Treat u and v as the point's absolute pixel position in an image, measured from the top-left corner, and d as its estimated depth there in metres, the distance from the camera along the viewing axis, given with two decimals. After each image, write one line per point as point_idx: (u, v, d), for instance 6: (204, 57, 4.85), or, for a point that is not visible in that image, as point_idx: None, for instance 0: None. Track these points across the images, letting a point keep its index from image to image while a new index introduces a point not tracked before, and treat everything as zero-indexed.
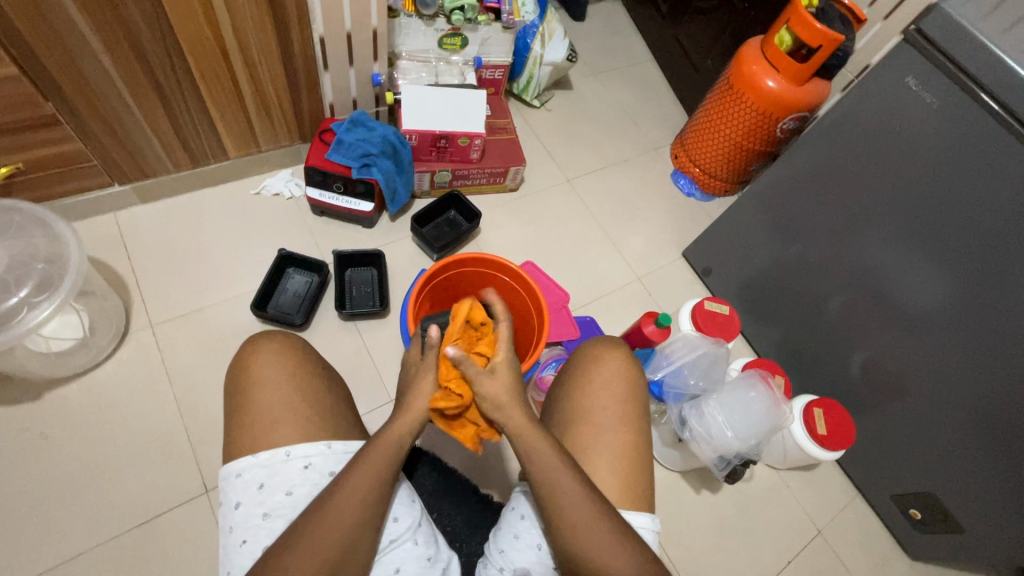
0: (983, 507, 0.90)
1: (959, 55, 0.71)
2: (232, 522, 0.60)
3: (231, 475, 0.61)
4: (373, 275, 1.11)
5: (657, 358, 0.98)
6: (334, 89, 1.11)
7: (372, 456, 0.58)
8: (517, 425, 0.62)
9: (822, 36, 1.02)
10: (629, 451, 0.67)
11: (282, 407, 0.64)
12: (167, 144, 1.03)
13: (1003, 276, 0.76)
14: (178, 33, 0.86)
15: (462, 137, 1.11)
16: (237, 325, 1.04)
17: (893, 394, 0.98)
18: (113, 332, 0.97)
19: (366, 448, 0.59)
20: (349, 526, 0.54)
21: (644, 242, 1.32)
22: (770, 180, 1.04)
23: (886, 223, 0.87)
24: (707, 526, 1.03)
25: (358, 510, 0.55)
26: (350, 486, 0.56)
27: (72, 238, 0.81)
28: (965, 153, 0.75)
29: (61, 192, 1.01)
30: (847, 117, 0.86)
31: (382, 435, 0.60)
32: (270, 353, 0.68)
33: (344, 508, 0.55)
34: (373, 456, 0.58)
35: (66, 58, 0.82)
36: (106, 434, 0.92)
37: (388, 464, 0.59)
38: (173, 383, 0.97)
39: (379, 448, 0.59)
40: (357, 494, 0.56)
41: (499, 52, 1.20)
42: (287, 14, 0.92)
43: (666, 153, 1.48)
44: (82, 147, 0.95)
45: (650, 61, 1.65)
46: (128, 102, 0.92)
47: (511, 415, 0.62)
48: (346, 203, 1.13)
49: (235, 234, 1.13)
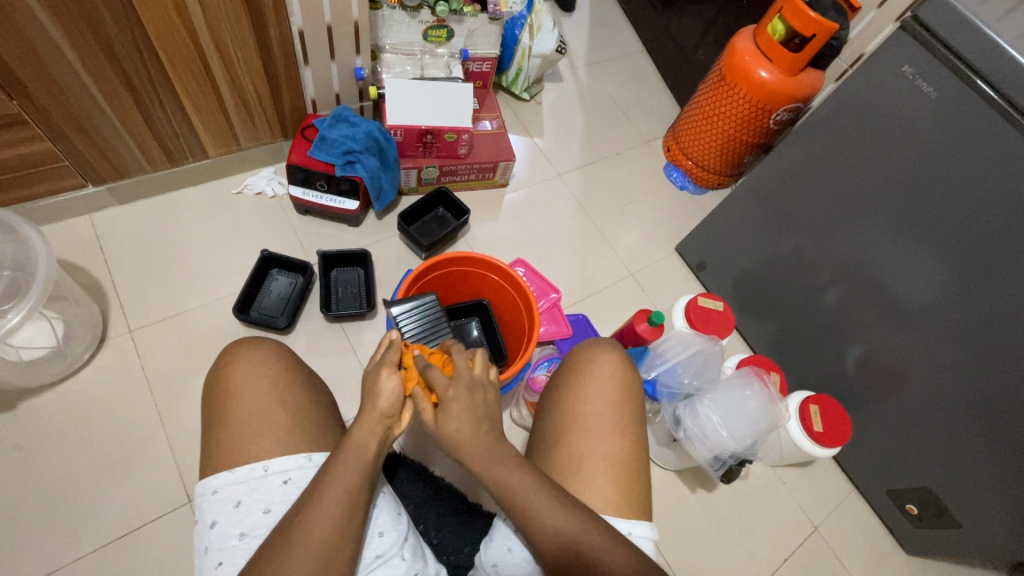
0: (981, 502, 0.89)
1: (956, 42, 0.69)
2: (206, 543, 0.57)
3: (206, 492, 0.59)
4: (360, 275, 1.08)
5: (650, 357, 0.95)
6: (316, 84, 1.08)
7: (342, 466, 0.55)
8: (474, 456, 0.58)
9: (815, 25, 1.00)
10: (624, 459, 0.65)
11: (259, 420, 0.62)
12: (142, 142, 0.99)
13: (1000, 268, 0.74)
14: (148, 25, 0.82)
15: (448, 133, 1.08)
16: (218, 330, 1.01)
17: (889, 389, 0.96)
18: (89, 338, 0.94)
19: (332, 459, 0.55)
20: (335, 546, 0.52)
21: (637, 237, 1.30)
22: (764, 172, 1.02)
23: (884, 216, 0.85)
24: (702, 526, 1.02)
25: (337, 537, 0.52)
26: (324, 507, 0.53)
27: (40, 242, 0.78)
28: (962, 143, 0.73)
29: (33, 194, 0.97)
30: (843, 107, 0.84)
31: (347, 440, 0.57)
32: (246, 362, 0.65)
33: (312, 532, 0.52)
34: (342, 464, 0.55)
35: (29, 54, 0.78)
36: (81, 445, 0.89)
37: (356, 473, 0.55)
38: (152, 390, 0.94)
39: (348, 455, 0.56)
40: (337, 511, 0.53)
41: (486, 44, 1.15)
42: (263, 8, 0.89)
43: (659, 145, 1.46)
44: (52, 148, 0.91)
45: (642, 52, 1.62)
46: (98, 99, 0.88)
47: (467, 449, 0.58)
48: (330, 202, 1.10)
49: (216, 235, 1.10)
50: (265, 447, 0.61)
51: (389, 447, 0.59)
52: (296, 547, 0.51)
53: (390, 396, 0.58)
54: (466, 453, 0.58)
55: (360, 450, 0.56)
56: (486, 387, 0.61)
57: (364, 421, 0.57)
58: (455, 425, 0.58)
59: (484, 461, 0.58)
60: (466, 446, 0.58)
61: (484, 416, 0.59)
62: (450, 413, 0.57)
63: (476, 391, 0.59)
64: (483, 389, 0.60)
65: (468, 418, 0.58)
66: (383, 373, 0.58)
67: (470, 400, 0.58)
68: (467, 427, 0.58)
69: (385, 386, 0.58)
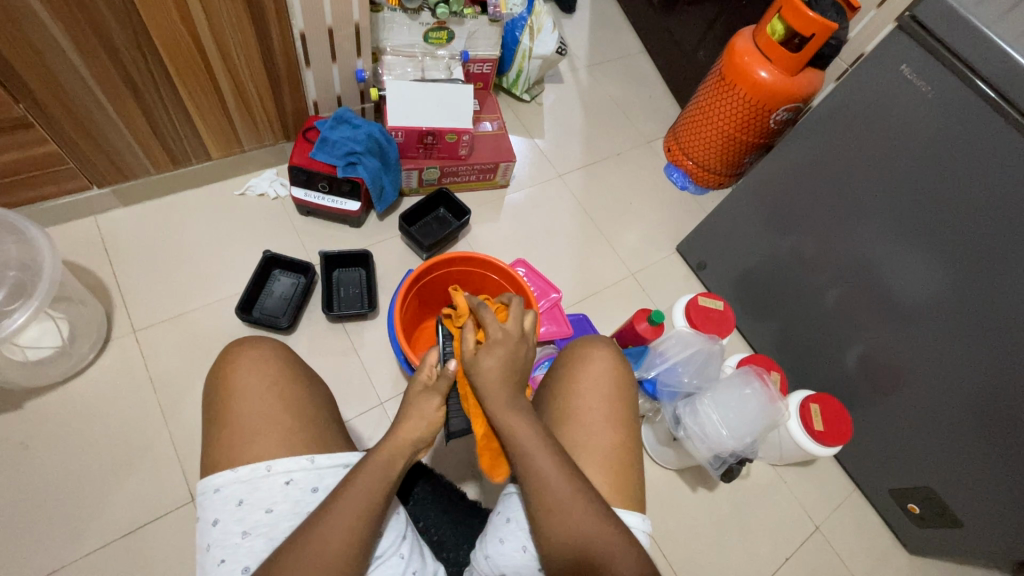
0: (982, 501, 0.88)
1: (953, 41, 0.69)
2: (209, 540, 0.58)
3: (209, 490, 0.59)
4: (361, 276, 1.09)
5: (650, 356, 0.96)
6: (318, 86, 1.09)
7: (363, 480, 0.56)
8: (498, 400, 0.62)
9: (814, 25, 1.00)
10: (618, 452, 0.65)
11: (260, 419, 0.62)
12: (145, 144, 1.00)
13: (998, 265, 0.74)
14: (152, 28, 0.83)
15: (449, 133, 1.09)
16: (221, 330, 1.02)
17: (890, 388, 0.96)
18: (94, 338, 0.95)
19: (355, 473, 0.57)
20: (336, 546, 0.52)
21: (637, 237, 1.30)
22: (764, 171, 1.02)
23: (884, 214, 0.85)
24: (703, 525, 1.02)
25: (338, 536, 0.53)
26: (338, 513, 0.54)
27: (44, 243, 0.79)
28: (960, 141, 0.73)
29: (38, 196, 0.99)
30: (841, 106, 0.85)
31: (375, 452, 0.60)
32: (249, 360, 0.66)
33: (323, 539, 0.52)
34: (362, 480, 0.56)
35: (34, 57, 0.79)
36: (86, 444, 0.90)
37: (378, 490, 0.56)
38: (155, 390, 0.95)
39: (367, 475, 0.57)
40: (342, 512, 0.54)
41: (486, 45, 1.16)
42: (265, 12, 0.90)
43: (659, 146, 1.47)
44: (57, 150, 0.92)
45: (642, 53, 1.63)
46: (102, 102, 0.89)
47: (495, 388, 0.62)
48: (331, 203, 1.11)
49: (219, 236, 1.11)
50: (267, 445, 0.61)
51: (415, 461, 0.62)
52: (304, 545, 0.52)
53: (434, 408, 0.65)
54: (492, 393, 0.62)
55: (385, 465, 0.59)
56: (526, 348, 0.68)
57: (403, 428, 0.63)
58: (489, 363, 0.64)
59: (502, 404, 0.61)
60: (491, 382, 0.62)
61: (517, 367, 0.65)
62: (487, 352, 0.64)
63: (511, 344, 0.66)
64: (518, 345, 0.67)
65: (503, 360, 0.64)
66: (428, 395, 0.66)
67: (510, 346, 0.65)
68: (500, 365, 0.64)
69: (429, 409, 0.65)
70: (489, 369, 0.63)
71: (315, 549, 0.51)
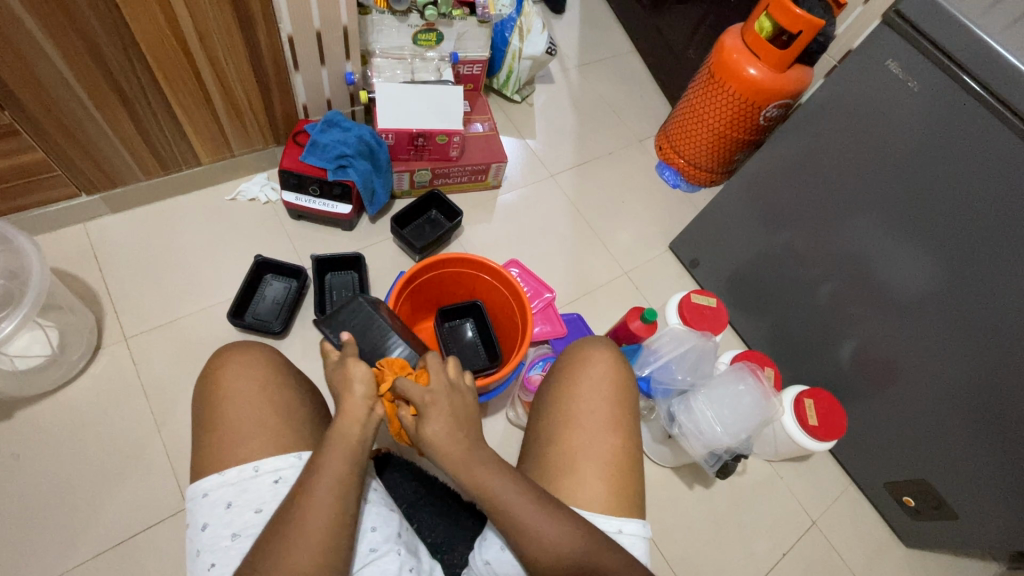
0: (977, 493, 0.89)
1: (937, 35, 0.70)
2: (198, 545, 0.57)
3: (197, 495, 0.59)
4: (353, 279, 1.08)
5: (644, 354, 0.96)
6: (307, 89, 1.08)
7: (346, 479, 0.55)
8: (456, 460, 0.58)
9: (802, 21, 1.00)
10: (616, 457, 0.65)
11: (249, 423, 0.62)
12: (134, 151, 1.00)
13: (989, 258, 0.75)
14: (137, 34, 0.83)
15: (440, 134, 1.09)
16: (213, 335, 1.01)
17: (883, 383, 0.97)
18: (83, 347, 0.94)
19: (320, 459, 0.55)
20: (325, 551, 0.51)
21: (630, 236, 1.31)
22: (754, 168, 1.03)
23: (874, 208, 0.86)
24: (700, 522, 1.02)
25: (326, 541, 0.52)
26: (322, 517, 0.52)
27: (33, 251, 0.79)
28: (947, 136, 0.73)
29: (28, 204, 0.98)
30: (830, 101, 0.85)
31: (332, 440, 0.57)
32: (238, 364, 0.66)
33: (306, 540, 0.51)
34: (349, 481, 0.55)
35: (21, 66, 0.79)
36: (77, 453, 0.89)
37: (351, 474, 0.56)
38: (148, 397, 0.95)
39: (344, 459, 0.56)
40: (324, 513, 0.53)
41: (476, 47, 1.16)
42: (253, 17, 0.90)
43: (651, 145, 1.47)
44: (45, 158, 0.92)
45: (632, 52, 1.63)
46: (89, 109, 0.89)
47: (451, 458, 0.58)
48: (324, 207, 1.11)
49: (209, 241, 1.10)
50: (257, 448, 0.61)
51: (374, 435, 0.59)
52: (296, 541, 0.51)
53: (364, 378, 0.59)
54: (450, 464, 0.58)
55: (345, 436, 0.57)
56: (464, 393, 0.62)
57: (349, 406, 0.58)
58: (437, 436, 0.58)
59: (463, 463, 0.58)
60: (445, 453, 0.58)
61: (458, 415, 0.60)
62: (431, 422, 0.58)
63: (453, 397, 0.61)
64: (460, 393, 0.61)
65: (447, 422, 0.59)
66: (352, 362, 0.60)
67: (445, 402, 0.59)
68: (447, 431, 0.58)
69: (355, 372, 0.60)
70: (437, 439, 0.58)
71: (301, 539, 0.51)
